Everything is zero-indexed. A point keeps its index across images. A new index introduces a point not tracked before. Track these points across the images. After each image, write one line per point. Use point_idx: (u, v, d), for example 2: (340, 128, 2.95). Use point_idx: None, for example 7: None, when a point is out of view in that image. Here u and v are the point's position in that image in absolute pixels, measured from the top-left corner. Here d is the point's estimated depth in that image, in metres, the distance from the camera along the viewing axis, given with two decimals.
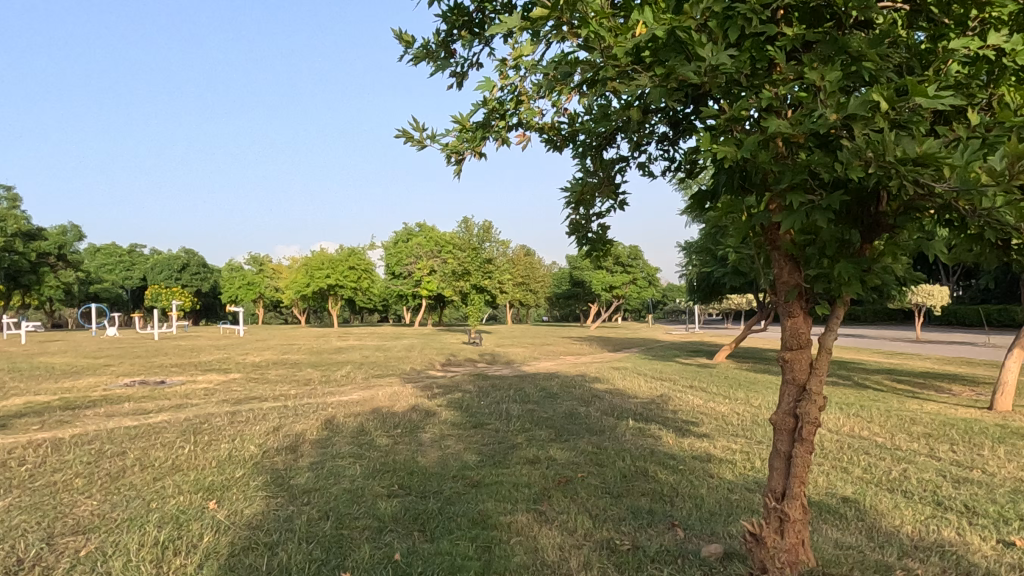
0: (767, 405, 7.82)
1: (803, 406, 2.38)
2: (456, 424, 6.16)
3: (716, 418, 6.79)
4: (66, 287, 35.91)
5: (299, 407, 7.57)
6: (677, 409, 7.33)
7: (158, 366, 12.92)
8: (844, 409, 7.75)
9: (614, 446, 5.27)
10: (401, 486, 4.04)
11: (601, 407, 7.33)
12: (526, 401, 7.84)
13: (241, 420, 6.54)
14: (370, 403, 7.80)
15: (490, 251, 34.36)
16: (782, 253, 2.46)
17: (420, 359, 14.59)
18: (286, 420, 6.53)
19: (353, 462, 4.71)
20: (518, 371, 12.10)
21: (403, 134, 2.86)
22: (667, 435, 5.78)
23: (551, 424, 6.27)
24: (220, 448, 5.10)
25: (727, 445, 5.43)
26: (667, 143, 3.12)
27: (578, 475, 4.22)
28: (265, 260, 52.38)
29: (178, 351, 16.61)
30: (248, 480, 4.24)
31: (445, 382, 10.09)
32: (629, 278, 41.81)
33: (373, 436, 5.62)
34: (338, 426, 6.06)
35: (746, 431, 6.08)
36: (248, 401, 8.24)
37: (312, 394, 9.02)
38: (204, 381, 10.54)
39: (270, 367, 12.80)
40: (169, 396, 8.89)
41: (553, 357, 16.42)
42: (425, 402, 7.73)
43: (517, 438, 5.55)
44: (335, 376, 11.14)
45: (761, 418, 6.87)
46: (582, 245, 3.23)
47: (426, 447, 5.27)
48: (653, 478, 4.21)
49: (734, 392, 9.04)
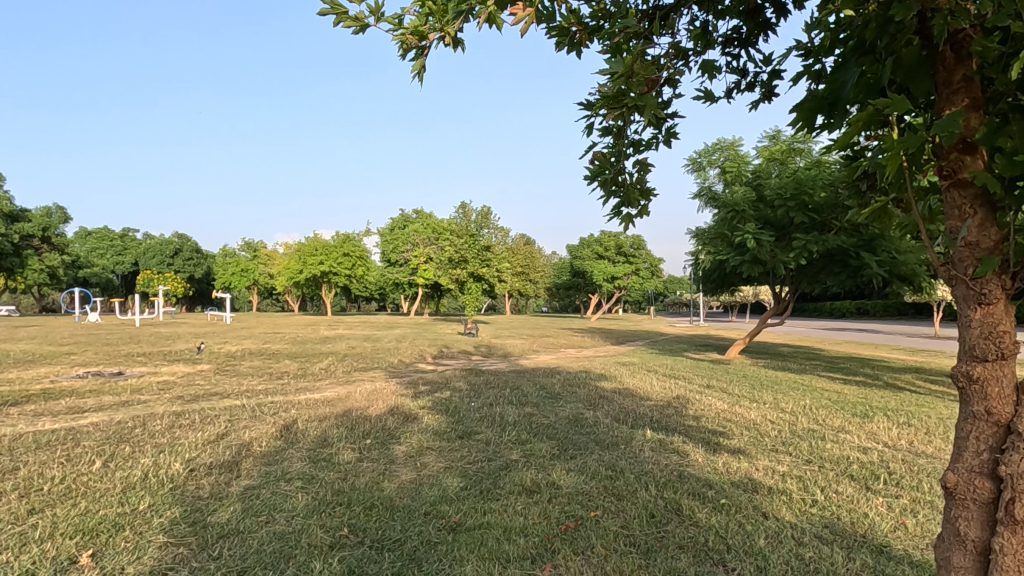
0: (802, 411, 6.77)
1: (1013, 464, 1.32)
2: (438, 434, 5.11)
3: (749, 427, 5.73)
4: (52, 270, 35.09)
5: (261, 406, 6.51)
6: (700, 415, 6.28)
7: (124, 354, 11.92)
8: (889, 416, 6.73)
9: (632, 466, 4.21)
10: (352, 529, 3.00)
11: (612, 412, 6.27)
12: (524, 402, 6.79)
13: (183, 424, 5.48)
14: (344, 403, 6.75)
15: (489, 237, 33.31)
16: (970, 191, 1.42)
17: (410, 351, 13.52)
18: (238, 424, 5.47)
19: (299, 489, 3.65)
20: (516, 366, 11.04)
21: (332, 8, 1.79)
22: (695, 452, 4.73)
23: (553, 434, 5.21)
24: (137, 465, 4.03)
25: (771, 467, 4.37)
26: (735, 45, 2.14)
27: (591, 516, 3.17)
28: (260, 246, 51.51)
29: (153, 339, 15.54)
30: (151, 516, 3.18)
31: (434, 378, 9.07)
32: (631, 269, 40.78)
33: (335, 450, 4.55)
34: (296, 435, 5.01)
35: (788, 447, 5.03)
36: (205, 399, 7.18)
37: (282, 390, 7.97)
38: (168, 373, 9.50)
39: (245, 357, 11.75)
40: (119, 390, 7.85)
41: (553, 350, 15.37)
42: (408, 403, 6.67)
43: (512, 455, 4.49)
44: (313, 370, 10.08)
45: (802, 427, 5.83)
46: (614, 195, 2.22)
47: (398, 466, 4.19)
48: (691, 520, 3.16)
49: (758, 393, 8.01)
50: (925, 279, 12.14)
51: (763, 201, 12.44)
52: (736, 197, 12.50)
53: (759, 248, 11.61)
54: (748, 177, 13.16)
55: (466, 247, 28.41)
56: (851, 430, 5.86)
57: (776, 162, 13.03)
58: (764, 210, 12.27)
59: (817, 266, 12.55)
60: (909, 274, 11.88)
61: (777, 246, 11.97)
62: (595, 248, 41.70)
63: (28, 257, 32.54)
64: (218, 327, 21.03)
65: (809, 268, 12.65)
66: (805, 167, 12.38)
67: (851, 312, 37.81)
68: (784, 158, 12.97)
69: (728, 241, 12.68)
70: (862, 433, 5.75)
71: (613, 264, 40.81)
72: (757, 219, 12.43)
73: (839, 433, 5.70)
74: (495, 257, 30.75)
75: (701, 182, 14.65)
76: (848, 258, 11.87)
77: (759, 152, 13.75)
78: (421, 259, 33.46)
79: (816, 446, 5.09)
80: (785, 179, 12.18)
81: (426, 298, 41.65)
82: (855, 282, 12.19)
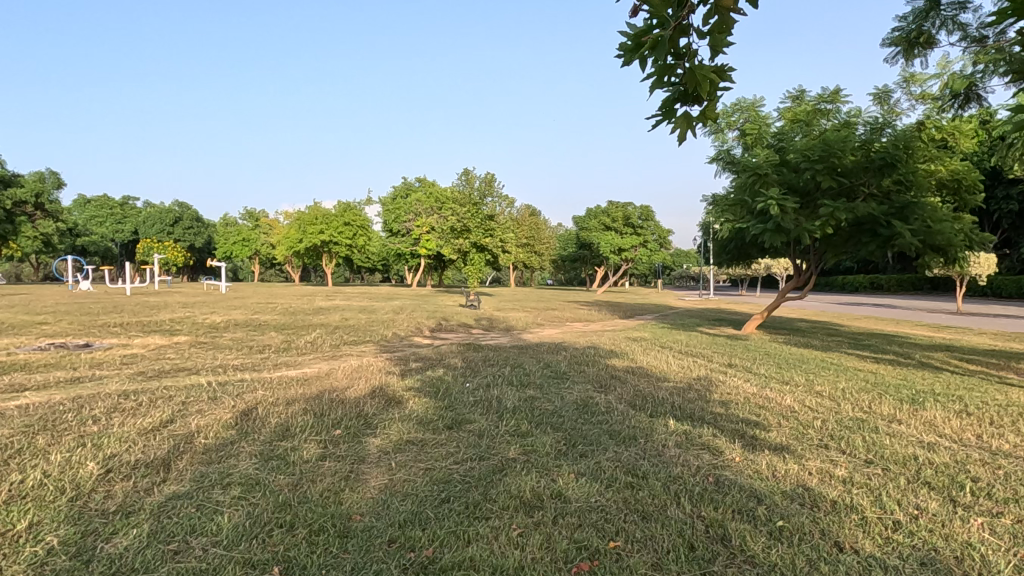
0: (841, 395, 5.96)
1: None
2: (422, 423, 4.31)
3: (787, 417, 4.90)
4: (47, 239, 34.48)
5: (227, 386, 5.70)
6: (728, 400, 5.48)
7: (98, 325, 11.14)
8: (939, 402, 5.91)
9: (656, 470, 3.42)
10: (287, 568, 2.22)
11: (626, 397, 5.47)
12: (524, 384, 5.97)
13: (127, 408, 4.70)
14: (321, 382, 5.95)
15: (492, 206, 32.33)
16: None
17: (407, 324, 12.72)
18: (191, 409, 4.67)
19: (235, 503, 2.85)
20: (519, 341, 10.23)
21: None
22: (733, 450, 3.93)
23: (557, 424, 4.42)
24: (41, 464, 3.24)
25: (826, 470, 3.58)
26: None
27: (612, 548, 2.39)
28: (261, 216, 50.69)
29: (137, 309, 14.74)
30: (21, 543, 2.39)
31: (429, 353, 8.28)
32: (640, 240, 39.80)
33: (294, 444, 3.74)
34: (253, 423, 4.21)
35: (839, 443, 4.22)
36: (168, 376, 6.38)
37: (258, 366, 7.17)
38: (139, 346, 8.71)
39: (228, 329, 10.96)
40: (75, 365, 7.04)
41: (557, 323, 14.63)
42: (393, 383, 5.86)
43: (508, 452, 3.69)
44: (297, 343, 9.30)
45: (847, 416, 5.04)
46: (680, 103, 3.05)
47: (367, 467, 3.38)
48: (745, 556, 2.37)
49: (786, 374, 7.19)
50: (960, 250, 11.25)
51: (786, 165, 11.51)
52: (757, 161, 11.51)
53: (783, 215, 10.70)
54: (770, 139, 12.24)
55: (468, 216, 27.40)
56: (903, 420, 5.05)
57: (800, 124, 12.09)
58: (788, 174, 11.32)
59: (843, 236, 11.65)
60: (944, 245, 11.00)
61: (801, 213, 11.10)
62: (601, 219, 40.71)
63: (21, 224, 31.75)
64: (210, 297, 20.25)
65: (836, 238, 11.75)
66: (832, 128, 11.42)
67: (865, 287, 36.96)
68: (809, 119, 12.02)
69: (747, 208, 11.78)
70: (918, 423, 4.95)
71: (620, 236, 39.83)
72: (780, 183, 11.49)
73: (892, 423, 4.89)
74: (498, 227, 29.76)
75: (718, 146, 13.74)
76: (878, 227, 10.95)
77: (781, 114, 12.81)
78: (423, 229, 32.53)
79: (872, 443, 4.27)
80: (811, 140, 11.26)
81: (429, 270, 40.85)
82: (884, 252, 11.28)
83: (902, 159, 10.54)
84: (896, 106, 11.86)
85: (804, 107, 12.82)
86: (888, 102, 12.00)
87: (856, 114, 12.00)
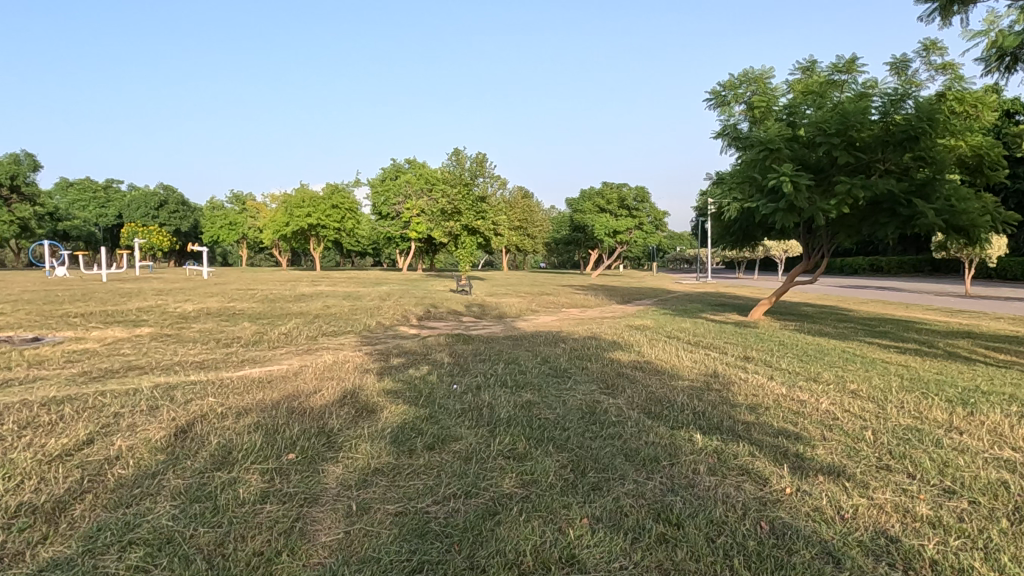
0: (880, 396, 5.21)
1: None
2: (398, 442, 3.53)
3: (830, 428, 4.15)
4: (23, 223, 33.45)
5: (174, 390, 4.90)
6: (756, 404, 4.72)
7: (59, 316, 10.26)
8: (992, 402, 5.18)
9: (693, 511, 2.65)
10: None
11: (638, 401, 4.71)
12: (521, 385, 5.20)
13: (42, 423, 3.88)
14: (285, 384, 5.16)
15: (485, 186, 31.36)
16: None
17: (394, 311, 11.90)
18: (120, 424, 3.86)
19: None
20: (512, 331, 9.44)
21: None
22: (781, 477, 3.17)
23: (560, 441, 3.64)
24: None
25: (904, 508, 2.82)
26: None
27: None
28: (248, 198, 49.65)
29: (106, 296, 13.84)
30: None
31: (414, 346, 7.50)
32: (634, 222, 39.07)
33: (233, 476, 2.96)
34: (190, 445, 3.42)
35: (903, 464, 3.46)
36: (112, 378, 5.55)
37: (220, 363, 6.36)
38: (94, 340, 7.86)
39: (198, 319, 10.11)
40: (11, 364, 6.19)
41: (553, 309, 13.86)
42: (368, 385, 5.07)
43: (503, 485, 2.92)
44: (270, 334, 8.48)
45: (899, 424, 4.29)
46: None
47: (322, 511, 2.62)
48: None
49: (811, 368, 6.45)
50: (984, 230, 10.53)
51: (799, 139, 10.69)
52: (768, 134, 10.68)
53: (796, 193, 9.91)
54: (780, 112, 11.42)
55: (459, 198, 26.43)
56: (964, 428, 4.29)
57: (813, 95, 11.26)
58: (800, 149, 10.51)
59: (859, 216, 10.89)
60: (966, 225, 10.27)
61: (814, 192, 10.31)
62: (595, 201, 39.89)
63: None
64: (189, 284, 19.34)
65: (850, 217, 10.99)
66: (848, 98, 10.59)
67: (864, 269, 36.37)
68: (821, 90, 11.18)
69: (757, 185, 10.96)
70: (984, 433, 4.19)
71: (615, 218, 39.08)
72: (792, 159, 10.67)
73: (954, 433, 4.13)
74: (490, 209, 28.88)
75: (724, 121, 12.92)
76: (897, 206, 10.21)
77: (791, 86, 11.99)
78: (413, 212, 31.71)
79: (944, 463, 3.50)
80: (825, 112, 10.43)
81: (420, 254, 39.92)
82: (902, 233, 10.54)
83: (926, 132, 9.74)
84: (915, 76, 11.04)
85: (816, 78, 11.99)
86: (906, 72, 11.23)
87: (873, 85, 11.16)
